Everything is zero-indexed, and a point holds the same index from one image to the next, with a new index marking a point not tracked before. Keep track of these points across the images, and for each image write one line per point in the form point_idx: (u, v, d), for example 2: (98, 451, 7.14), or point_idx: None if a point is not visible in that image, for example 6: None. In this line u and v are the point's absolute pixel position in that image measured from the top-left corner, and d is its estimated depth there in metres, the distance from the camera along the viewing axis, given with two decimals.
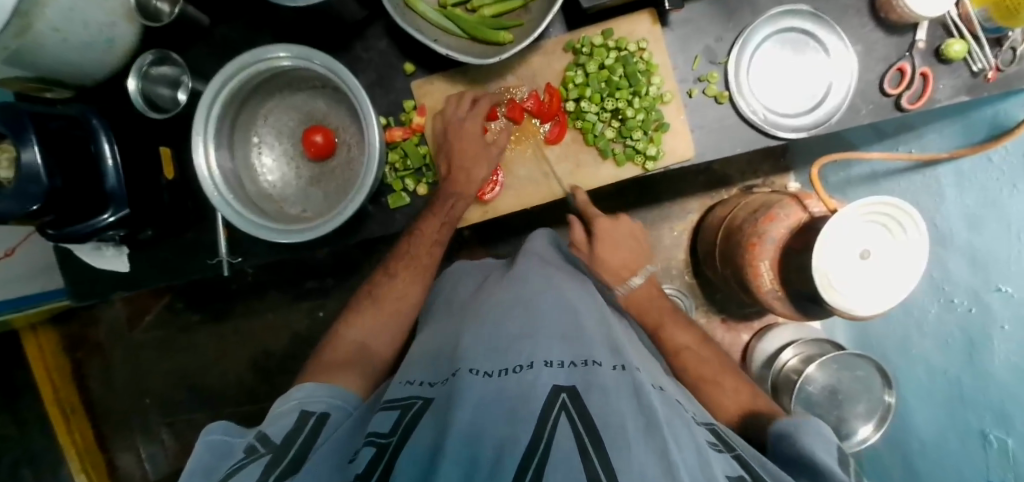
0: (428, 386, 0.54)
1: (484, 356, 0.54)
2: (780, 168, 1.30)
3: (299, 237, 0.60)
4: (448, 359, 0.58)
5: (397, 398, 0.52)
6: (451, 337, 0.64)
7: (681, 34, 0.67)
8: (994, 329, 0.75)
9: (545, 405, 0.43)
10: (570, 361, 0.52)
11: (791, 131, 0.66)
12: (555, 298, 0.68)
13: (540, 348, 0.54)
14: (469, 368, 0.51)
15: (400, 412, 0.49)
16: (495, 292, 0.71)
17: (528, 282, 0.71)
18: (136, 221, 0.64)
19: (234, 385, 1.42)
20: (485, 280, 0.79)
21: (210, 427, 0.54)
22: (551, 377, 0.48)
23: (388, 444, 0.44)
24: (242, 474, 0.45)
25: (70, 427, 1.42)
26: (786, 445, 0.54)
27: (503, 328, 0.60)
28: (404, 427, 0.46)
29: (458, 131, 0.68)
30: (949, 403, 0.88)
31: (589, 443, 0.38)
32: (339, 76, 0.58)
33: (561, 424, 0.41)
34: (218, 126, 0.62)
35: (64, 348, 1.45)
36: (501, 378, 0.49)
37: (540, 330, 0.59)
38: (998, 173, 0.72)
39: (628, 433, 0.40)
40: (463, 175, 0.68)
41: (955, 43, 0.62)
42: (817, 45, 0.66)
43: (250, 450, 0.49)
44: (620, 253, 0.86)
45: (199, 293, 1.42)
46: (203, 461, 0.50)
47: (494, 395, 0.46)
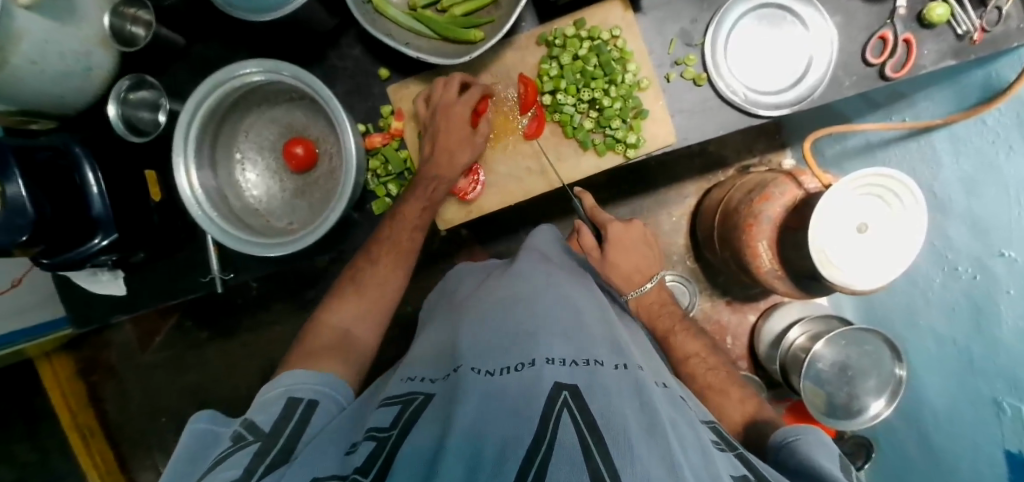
0: (429, 382, 0.54)
1: (480, 354, 0.54)
2: (776, 145, 1.28)
3: (284, 249, 0.60)
4: (444, 358, 0.58)
5: (396, 394, 0.53)
6: (449, 337, 0.64)
7: (655, 19, 0.66)
8: (999, 294, 0.73)
9: (547, 402, 0.43)
10: (572, 359, 0.52)
11: (773, 108, 0.65)
12: (555, 294, 0.68)
13: (535, 344, 0.54)
14: (472, 366, 0.52)
15: (401, 407, 0.50)
16: (494, 290, 0.72)
17: (528, 279, 0.71)
18: (127, 244, 0.65)
19: (246, 399, 1.44)
20: (487, 278, 0.79)
21: (196, 416, 0.54)
22: (553, 373, 0.48)
23: (388, 437, 0.44)
24: (230, 461, 0.45)
25: (90, 449, 1.45)
26: (790, 453, 0.54)
27: (502, 326, 0.60)
28: (404, 422, 0.46)
29: (446, 112, 0.66)
30: (960, 374, 0.86)
31: (592, 442, 0.37)
32: (311, 86, 0.59)
33: (563, 420, 0.40)
34: (198, 145, 0.62)
35: (78, 373, 1.48)
36: (502, 376, 0.49)
37: (534, 326, 0.58)
38: (992, 136, 0.71)
39: (631, 434, 0.39)
40: (444, 158, 0.67)
41: (937, 7, 0.60)
42: (794, 19, 0.65)
43: (237, 438, 0.49)
44: (634, 258, 0.87)
45: (205, 311, 1.44)
46: (190, 449, 0.50)
47: (497, 392, 0.46)
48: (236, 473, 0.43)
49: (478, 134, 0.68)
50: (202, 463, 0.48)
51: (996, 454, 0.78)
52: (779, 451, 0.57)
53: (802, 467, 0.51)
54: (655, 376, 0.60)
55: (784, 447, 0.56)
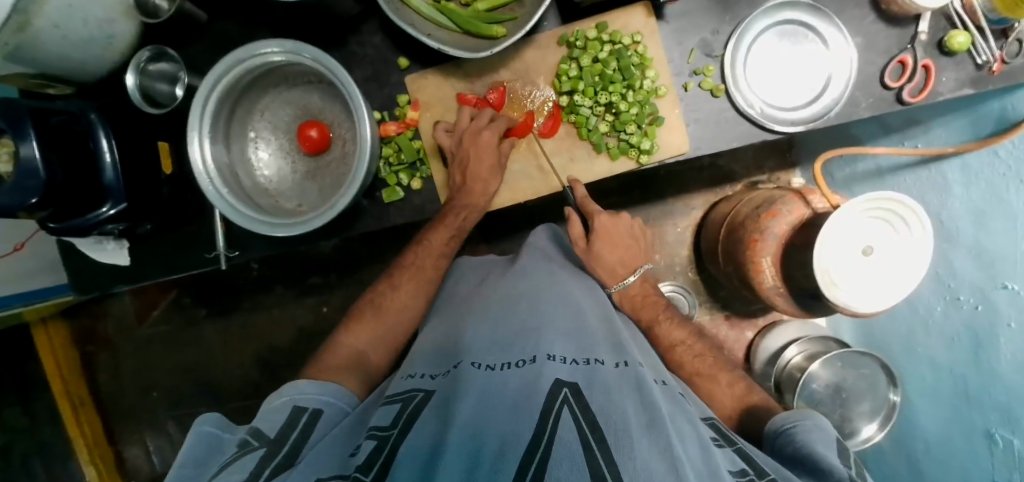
0: (429, 378, 0.54)
1: (485, 351, 0.54)
2: (785, 164, 1.28)
3: (293, 230, 0.60)
4: (447, 352, 0.59)
5: (397, 392, 0.53)
6: (454, 330, 0.64)
7: (677, 27, 0.66)
8: (1000, 327, 0.73)
9: (548, 397, 0.43)
10: (573, 358, 0.52)
11: (789, 124, 0.65)
12: (559, 293, 0.68)
13: (537, 341, 0.54)
14: (472, 361, 0.52)
15: (401, 405, 0.49)
16: (498, 286, 0.72)
17: (532, 277, 0.71)
18: (135, 214, 0.65)
19: (240, 379, 1.44)
20: (488, 275, 0.79)
21: (203, 418, 0.54)
22: (554, 371, 0.48)
23: (388, 437, 0.44)
24: (233, 468, 0.45)
25: (79, 419, 1.44)
26: (786, 443, 0.53)
27: (502, 323, 0.60)
28: (405, 420, 0.46)
29: (474, 138, 0.66)
30: (954, 403, 0.86)
31: (592, 439, 0.37)
32: (330, 70, 0.59)
33: (563, 417, 0.40)
34: (213, 120, 0.62)
35: (74, 341, 1.48)
36: (503, 371, 0.49)
37: (535, 324, 0.58)
38: (1004, 168, 0.71)
39: (631, 431, 0.40)
40: (478, 184, 0.68)
41: (958, 34, 0.61)
42: (815, 38, 0.65)
43: (243, 445, 0.49)
44: (619, 250, 0.79)
45: (205, 288, 1.44)
46: (195, 453, 0.50)
47: (496, 388, 0.46)
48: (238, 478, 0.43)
49: (503, 152, 0.69)
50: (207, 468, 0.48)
51: None
52: (775, 439, 0.55)
53: (802, 458, 0.49)
54: (654, 373, 0.60)
55: (780, 435, 0.55)
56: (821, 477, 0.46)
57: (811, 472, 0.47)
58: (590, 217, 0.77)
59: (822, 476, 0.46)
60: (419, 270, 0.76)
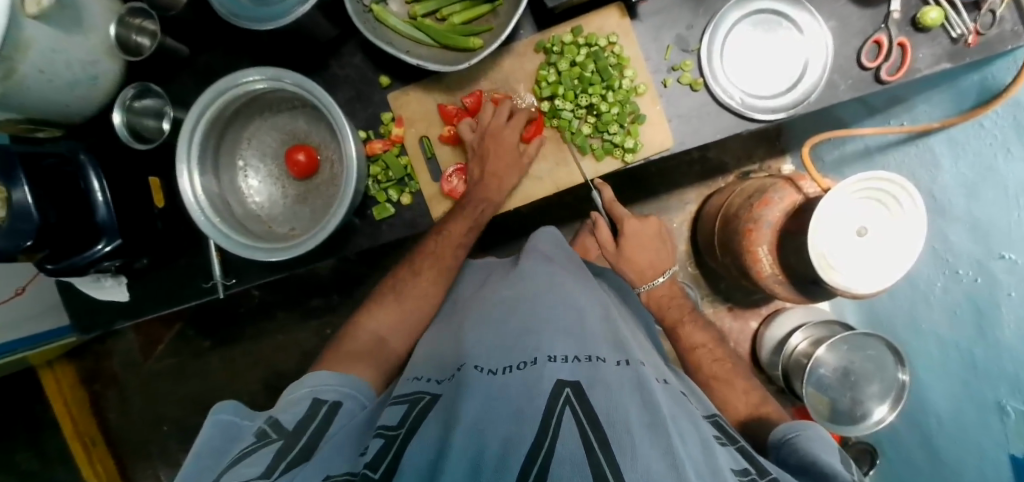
0: (434, 382, 0.54)
1: (490, 352, 0.55)
2: (775, 151, 1.28)
3: (285, 254, 0.61)
4: (444, 359, 0.59)
5: (403, 394, 0.52)
6: (453, 341, 0.63)
7: (652, 25, 0.67)
8: (1001, 296, 0.73)
9: (550, 398, 0.43)
10: (574, 356, 0.52)
11: (770, 112, 0.65)
12: (559, 296, 0.67)
13: (540, 343, 0.54)
14: (475, 365, 0.52)
15: (408, 406, 0.49)
16: (495, 292, 0.72)
17: (532, 278, 0.71)
18: (131, 250, 0.66)
19: (248, 406, 1.44)
20: (492, 274, 0.80)
21: (219, 406, 0.54)
22: (557, 372, 0.48)
23: (397, 435, 0.44)
24: (254, 457, 0.45)
25: (91, 459, 1.44)
26: (790, 450, 0.54)
27: (500, 327, 0.60)
28: (412, 419, 0.46)
29: (497, 136, 0.68)
30: (964, 379, 0.85)
31: (594, 439, 0.38)
32: (312, 93, 0.59)
33: (565, 418, 0.40)
34: (200, 152, 0.63)
35: (81, 381, 1.48)
36: (506, 375, 0.49)
37: (532, 327, 0.59)
38: (990, 138, 0.71)
39: (633, 429, 0.40)
40: (493, 180, 0.69)
41: (930, 11, 0.61)
42: (789, 26, 0.66)
43: (261, 434, 0.49)
44: (649, 252, 0.84)
45: (208, 319, 1.45)
46: (213, 440, 0.50)
47: (499, 389, 0.46)
48: (256, 471, 0.43)
49: (526, 155, 0.70)
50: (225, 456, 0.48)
51: (999, 458, 0.77)
52: (779, 448, 0.56)
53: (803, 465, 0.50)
54: (655, 372, 0.58)
55: (784, 444, 0.55)
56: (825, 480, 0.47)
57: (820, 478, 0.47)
58: (618, 220, 0.83)
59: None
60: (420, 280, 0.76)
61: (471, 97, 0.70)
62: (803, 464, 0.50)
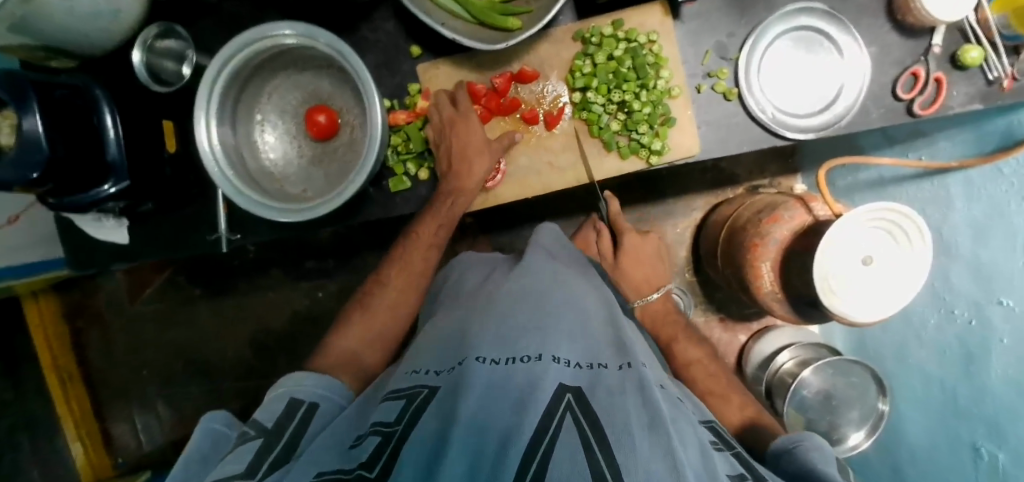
0: (434, 374, 0.53)
1: (492, 345, 0.54)
2: (787, 169, 1.29)
3: (297, 217, 0.60)
4: (447, 351, 0.58)
5: (399, 389, 0.52)
6: (460, 326, 0.63)
7: (693, 29, 0.66)
8: (994, 342, 0.75)
9: (551, 401, 0.43)
10: (577, 361, 0.52)
11: (799, 131, 0.65)
12: (566, 295, 0.66)
13: (550, 341, 0.54)
14: (476, 356, 0.52)
15: (405, 401, 0.49)
16: (506, 283, 0.71)
17: (537, 274, 0.70)
18: (136, 193, 0.64)
19: (232, 361, 1.43)
20: (492, 273, 0.77)
21: (208, 416, 0.54)
22: (559, 373, 0.47)
23: (393, 432, 0.44)
24: (237, 455, 0.46)
25: (67, 394, 1.43)
26: (790, 459, 0.53)
27: (508, 318, 0.59)
28: (410, 415, 0.46)
29: (469, 129, 0.67)
30: (944, 416, 0.87)
31: (594, 439, 0.38)
32: (344, 56, 0.58)
33: (566, 423, 0.40)
34: (220, 101, 0.62)
35: (64, 317, 1.46)
36: (509, 366, 0.49)
37: (544, 322, 0.58)
38: (1006, 185, 0.71)
39: (633, 432, 0.40)
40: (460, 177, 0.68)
41: (971, 50, 0.61)
42: (830, 46, 0.65)
43: (242, 435, 0.50)
44: (644, 269, 0.89)
45: (201, 269, 1.43)
46: (203, 447, 0.51)
47: (500, 383, 0.46)
48: (237, 470, 0.43)
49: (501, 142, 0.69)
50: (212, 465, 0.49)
51: None
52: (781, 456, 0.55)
53: (801, 475, 0.50)
54: (654, 374, 0.58)
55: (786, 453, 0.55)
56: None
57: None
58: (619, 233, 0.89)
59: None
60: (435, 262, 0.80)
61: (500, 77, 0.69)
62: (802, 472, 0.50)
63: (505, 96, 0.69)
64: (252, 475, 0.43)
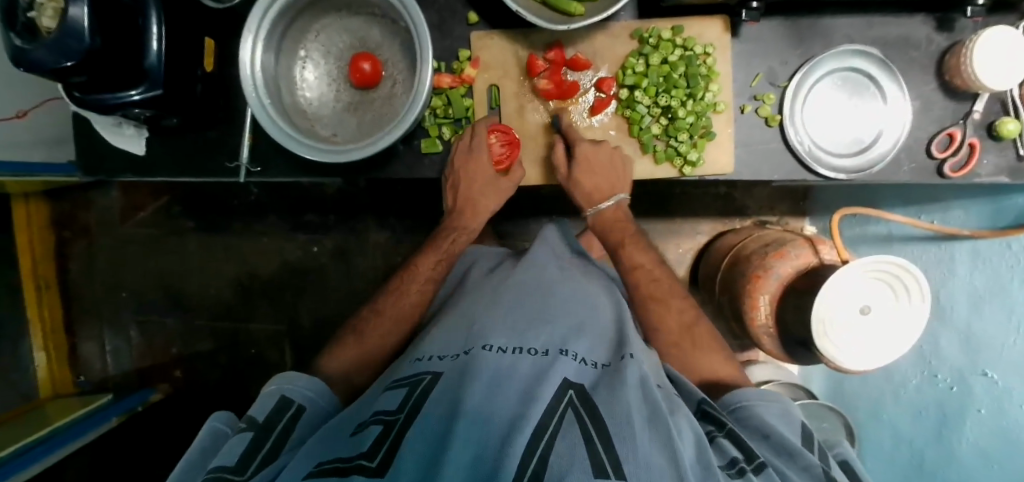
0: (438, 360, 0.54)
1: (501, 333, 0.54)
2: (797, 211, 1.30)
3: (329, 158, 0.59)
4: (457, 336, 0.57)
5: (404, 377, 0.52)
6: (469, 310, 0.63)
7: (748, 49, 0.66)
8: (969, 411, 0.78)
9: (553, 397, 0.43)
10: (586, 358, 0.53)
11: (831, 169, 0.66)
12: (574, 287, 0.67)
13: (556, 335, 0.55)
14: (484, 345, 0.52)
15: (407, 390, 0.49)
16: (512, 273, 0.70)
17: (548, 269, 0.70)
18: (164, 105, 0.63)
19: (213, 299, 1.41)
20: (499, 264, 0.78)
21: (216, 415, 0.54)
22: (565, 368, 0.48)
23: (395, 422, 0.43)
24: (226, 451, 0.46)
25: (40, 302, 1.39)
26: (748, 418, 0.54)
27: (515, 311, 0.59)
28: (412, 404, 0.45)
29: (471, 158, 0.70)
30: (909, 472, 0.91)
31: (595, 434, 0.38)
32: (407, 9, 0.58)
33: (567, 417, 0.41)
34: (270, 29, 0.61)
35: (51, 224, 1.43)
36: (516, 355, 0.50)
37: (548, 316, 0.59)
38: (1011, 264, 0.72)
39: (635, 426, 0.40)
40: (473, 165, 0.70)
41: (1009, 122, 0.62)
42: (876, 92, 0.66)
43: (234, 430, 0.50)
44: (602, 177, 0.69)
45: (198, 201, 1.40)
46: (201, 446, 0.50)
47: (507, 373, 0.46)
48: (229, 462, 0.44)
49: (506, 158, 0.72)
50: (213, 457, 0.49)
51: None
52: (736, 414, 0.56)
53: (768, 438, 0.50)
54: (654, 373, 0.57)
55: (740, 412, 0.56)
56: (786, 454, 0.47)
57: (783, 450, 0.48)
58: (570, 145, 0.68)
59: (790, 457, 0.47)
60: (456, 238, 0.80)
61: (555, 52, 0.67)
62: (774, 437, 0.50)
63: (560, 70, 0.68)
64: (241, 471, 0.44)
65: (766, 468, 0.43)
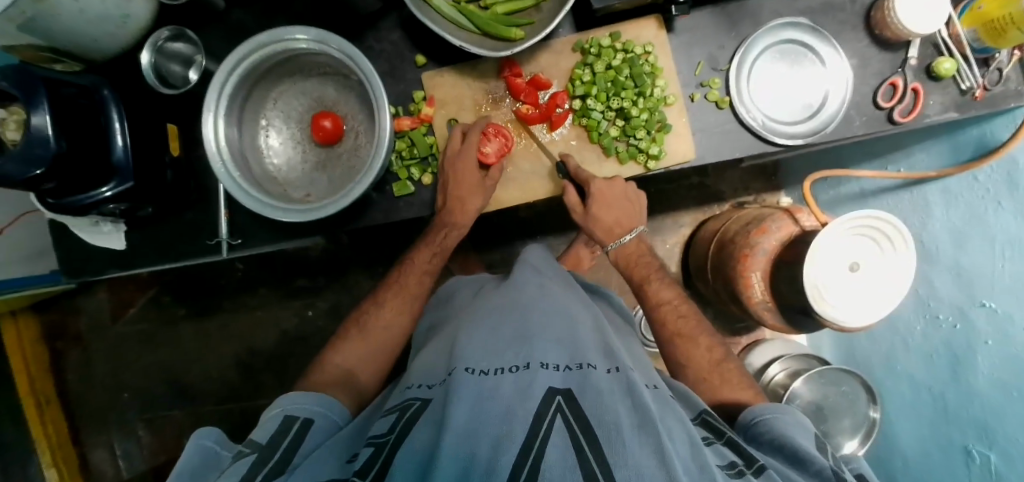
0: (427, 387, 0.53)
1: (480, 356, 0.53)
2: (771, 186, 1.33)
3: (303, 217, 0.61)
4: (440, 364, 0.57)
5: (396, 403, 0.52)
6: (447, 347, 0.62)
7: (686, 41, 0.70)
8: (976, 345, 0.76)
9: (541, 404, 0.43)
10: (565, 364, 0.52)
11: (789, 137, 0.68)
12: (547, 301, 0.67)
13: (537, 349, 0.54)
14: (466, 367, 0.51)
15: (398, 414, 0.49)
16: (490, 299, 0.70)
17: (522, 288, 0.70)
18: (137, 196, 0.64)
19: (217, 383, 1.39)
20: (480, 288, 0.78)
21: (201, 431, 0.52)
22: (547, 378, 0.48)
23: (385, 443, 0.45)
24: (228, 473, 0.45)
25: (43, 419, 1.36)
26: (761, 431, 0.55)
27: (496, 331, 0.59)
28: (402, 426, 0.46)
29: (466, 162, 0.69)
30: (932, 419, 0.89)
31: (584, 441, 0.39)
32: (355, 61, 0.60)
33: (556, 425, 0.40)
34: (229, 103, 0.63)
35: (42, 337, 1.41)
36: (497, 377, 0.48)
37: (529, 332, 0.58)
38: (983, 191, 0.73)
39: (624, 431, 0.40)
40: (453, 195, 0.70)
41: (945, 61, 0.65)
42: (814, 58, 0.69)
43: (236, 454, 0.49)
44: (615, 211, 0.73)
45: (188, 287, 1.40)
46: (189, 466, 0.49)
47: (490, 393, 0.45)
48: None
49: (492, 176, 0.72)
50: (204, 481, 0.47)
51: None
52: (748, 428, 0.57)
53: (777, 447, 0.52)
54: (645, 377, 0.58)
55: (754, 426, 0.57)
56: (799, 464, 0.49)
57: (792, 459, 0.50)
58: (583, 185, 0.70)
59: (800, 465, 0.49)
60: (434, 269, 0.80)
61: (510, 75, 0.71)
62: (779, 447, 0.51)
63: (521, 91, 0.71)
64: None
65: (765, 470, 0.45)
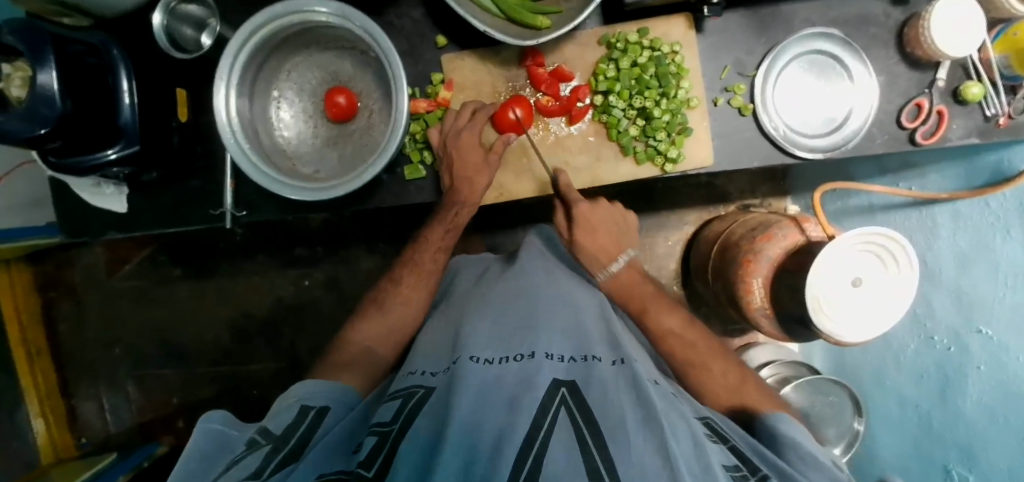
0: (430, 375, 0.53)
1: (485, 344, 0.53)
2: (779, 191, 1.32)
3: (312, 195, 0.59)
4: (446, 350, 0.57)
5: (400, 388, 0.52)
6: (453, 330, 0.62)
7: (713, 43, 0.68)
8: (968, 369, 0.77)
9: (547, 394, 0.43)
10: (570, 355, 0.52)
11: (808, 151, 0.67)
12: (556, 292, 0.66)
13: (541, 339, 0.54)
14: (470, 356, 0.50)
15: (402, 401, 0.49)
16: (498, 283, 0.70)
17: (531, 275, 0.69)
18: (141, 161, 0.62)
19: (210, 345, 1.39)
20: (487, 272, 0.78)
21: (210, 413, 0.52)
22: (552, 369, 0.48)
23: (390, 432, 0.45)
24: (243, 463, 0.45)
25: (33, 368, 1.35)
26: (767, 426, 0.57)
27: (503, 319, 0.59)
28: (406, 415, 0.46)
29: (463, 139, 0.68)
30: (917, 439, 0.90)
31: (587, 434, 0.39)
32: (376, 40, 0.58)
33: (560, 418, 0.41)
34: (242, 72, 0.61)
35: (35, 287, 1.40)
36: (502, 365, 0.48)
37: (533, 322, 0.58)
38: (993, 218, 0.73)
39: (627, 425, 0.41)
40: (464, 183, 0.69)
41: (973, 85, 0.64)
42: (842, 70, 0.67)
43: (250, 444, 0.49)
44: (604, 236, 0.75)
45: (184, 248, 1.39)
46: (202, 450, 0.49)
47: (494, 384, 0.45)
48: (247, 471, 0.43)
49: (495, 156, 0.70)
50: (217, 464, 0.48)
51: None
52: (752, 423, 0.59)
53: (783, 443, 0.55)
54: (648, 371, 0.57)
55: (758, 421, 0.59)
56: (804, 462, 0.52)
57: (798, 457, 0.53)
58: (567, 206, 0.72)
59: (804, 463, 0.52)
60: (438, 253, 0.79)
61: (531, 66, 0.69)
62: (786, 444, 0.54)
63: (541, 83, 0.69)
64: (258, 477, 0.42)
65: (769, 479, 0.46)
